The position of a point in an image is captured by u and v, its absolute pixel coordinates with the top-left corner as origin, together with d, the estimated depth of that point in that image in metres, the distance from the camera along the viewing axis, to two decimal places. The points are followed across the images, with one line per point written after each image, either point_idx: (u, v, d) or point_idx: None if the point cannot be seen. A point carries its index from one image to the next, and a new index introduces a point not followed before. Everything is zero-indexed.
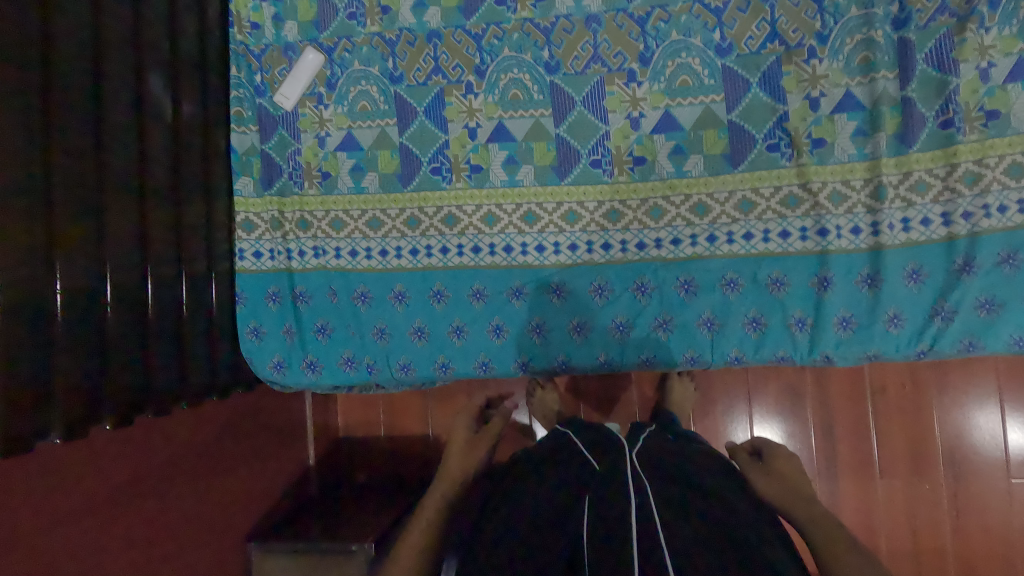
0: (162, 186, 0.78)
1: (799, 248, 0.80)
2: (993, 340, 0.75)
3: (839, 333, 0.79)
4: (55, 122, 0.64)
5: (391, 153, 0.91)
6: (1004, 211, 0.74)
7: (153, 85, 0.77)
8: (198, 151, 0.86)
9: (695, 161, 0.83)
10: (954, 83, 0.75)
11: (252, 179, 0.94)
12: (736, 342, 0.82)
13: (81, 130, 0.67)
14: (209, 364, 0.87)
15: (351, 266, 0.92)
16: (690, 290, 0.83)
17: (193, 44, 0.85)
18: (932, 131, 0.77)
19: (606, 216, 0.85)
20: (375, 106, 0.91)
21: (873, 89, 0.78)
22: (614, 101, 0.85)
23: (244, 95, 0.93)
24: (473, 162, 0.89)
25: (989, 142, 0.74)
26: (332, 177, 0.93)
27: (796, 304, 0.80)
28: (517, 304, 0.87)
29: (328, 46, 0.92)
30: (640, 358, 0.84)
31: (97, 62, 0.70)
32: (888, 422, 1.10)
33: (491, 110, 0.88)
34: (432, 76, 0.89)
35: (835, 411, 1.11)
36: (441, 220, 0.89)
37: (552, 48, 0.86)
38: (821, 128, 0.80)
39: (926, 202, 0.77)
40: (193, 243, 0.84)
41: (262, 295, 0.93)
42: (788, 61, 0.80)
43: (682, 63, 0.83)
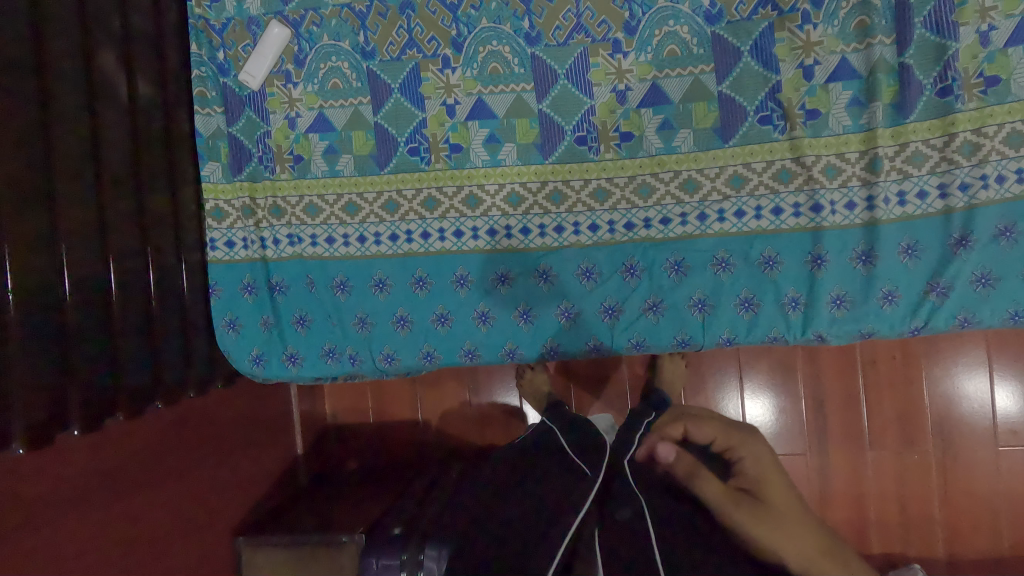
0: (121, 175, 0.74)
1: (792, 225, 0.77)
2: (988, 315, 0.73)
3: (832, 312, 0.77)
4: None
5: (366, 134, 0.86)
6: (1002, 182, 0.71)
7: (104, 66, 0.72)
8: (159, 135, 0.81)
9: (684, 136, 0.79)
10: (954, 48, 0.72)
11: (220, 164, 0.89)
12: (727, 323, 0.79)
13: (23, 118, 0.62)
14: (185, 359, 0.83)
15: (329, 254, 0.88)
16: (680, 270, 0.80)
17: (147, 19, 0.79)
18: (930, 99, 0.73)
19: (592, 195, 0.82)
20: (347, 84, 0.86)
21: (870, 56, 0.75)
22: (598, 73, 0.81)
23: (206, 74, 0.88)
24: (452, 142, 0.85)
25: (988, 111, 0.72)
26: (305, 160, 0.88)
27: (789, 282, 0.78)
28: (503, 289, 0.84)
29: (294, 19, 0.86)
30: (630, 342, 0.82)
31: (39, 42, 0.64)
32: (878, 394, 1.09)
33: (469, 86, 0.83)
34: (406, 51, 0.84)
35: (825, 385, 1.11)
36: (421, 203, 0.86)
37: (532, 18, 0.81)
38: (815, 98, 0.76)
39: (922, 174, 0.74)
40: (159, 234, 0.80)
41: (237, 286, 0.89)
42: (781, 27, 0.76)
43: (670, 31, 0.79)
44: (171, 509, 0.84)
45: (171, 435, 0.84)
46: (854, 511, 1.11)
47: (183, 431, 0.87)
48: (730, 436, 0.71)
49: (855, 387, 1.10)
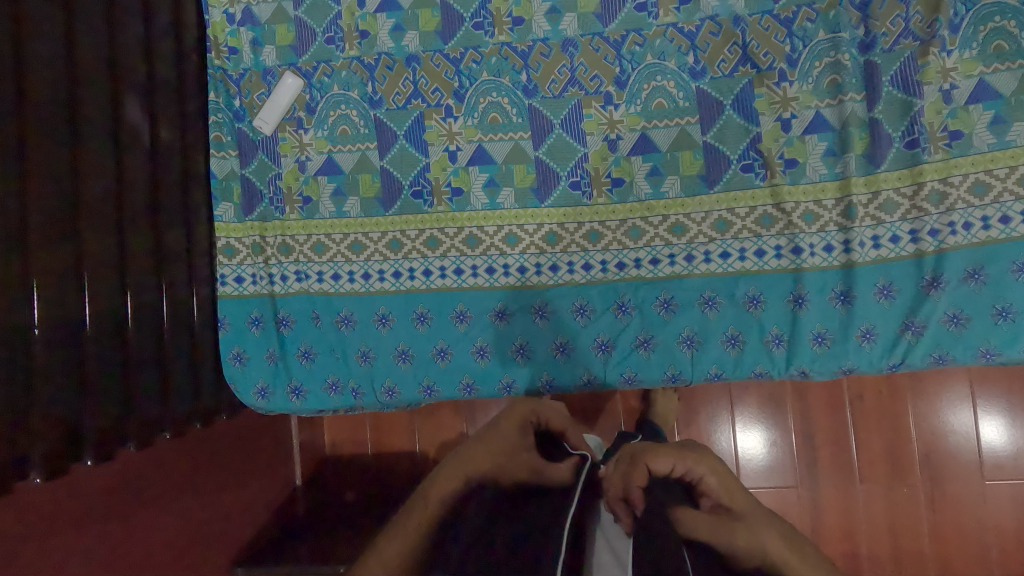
0: (142, 213, 0.78)
1: (774, 267, 0.82)
2: (961, 353, 0.77)
3: (814, 349, 0.81)
4: (29, 155, 0.64)
5: (372, 177, 0.91)
6: (969, 228, 0.76)
7: (131, 113, 0.77)
8: (177, 175, 0.86)
9: (672, 182, 0.85)
10: (919, 105, 0.78)
11: (233, 205, 0.94)
12: (716, 359, 0.83)
13: (55, 161, 0.67)
14: (193, 391, 0.86)
15: (334, 290, 0.92)
16: (669, 308, 0.84)
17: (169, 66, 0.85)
18: (899, 151, 0.79)
19: (586, 237, 0.86)
20: (355, 130, 0.92)
21: (842, 111, 0.81)
22: (591, 123, 0.86)
23: (223, 120, 0.93)
24: (454, 186, 0.90)
25: (953, 162, 0.77)
26: (314, 202, 0.93)
27: (773, 321, 0.82)
28: (500, 325, 0.88)
29: (307, 70, 0.92)
30: (622, 377, 0.85)
31: (74, 92, 0.70)
32: (867, 427, 1.12)
33: (470, 134, 0.89)
34: (411, 101, 0.90)
35: (814, 417, 1.14)
36: (424, 242, 0.90)
37: (529, 72, 0.87)
38: (793, 149, 0.82)
39: (895, 220, 0.79)
40: (174, 269, 0.84)
41: (245, 320, 0.93)
42: (760, 84, 0.82)
43: (657, 86, 0.85)
44: (171, 540, 0.85)
45: (172, 465, 0.86)
46: (847, 544, 1.12)
47: (185, 461, 0.89)
48: (684, 458, 0.75)
49: (844, 420, 1.13)
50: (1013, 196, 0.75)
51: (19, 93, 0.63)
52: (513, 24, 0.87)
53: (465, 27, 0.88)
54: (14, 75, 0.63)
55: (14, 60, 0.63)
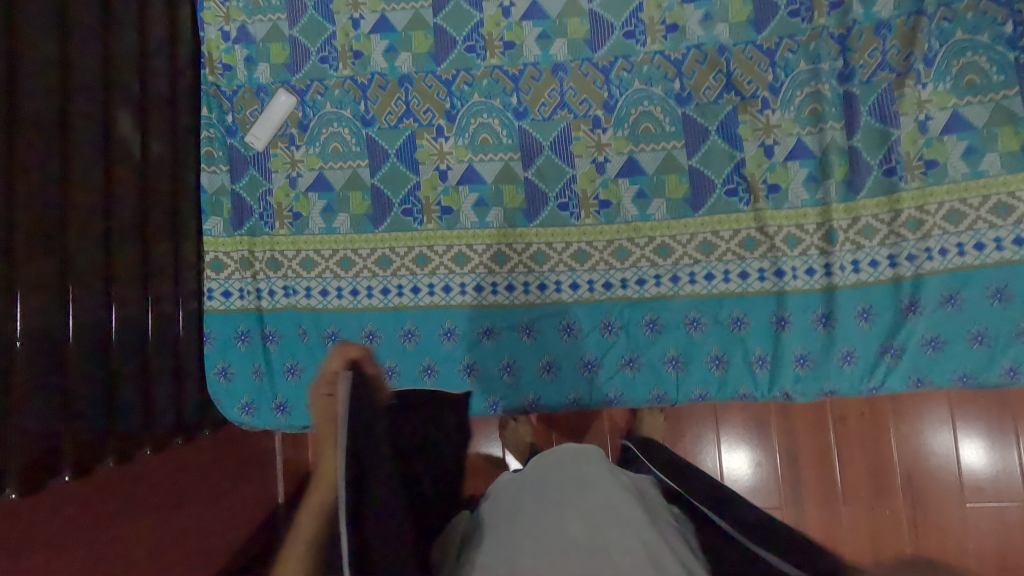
0: (129, 225, 0.78)
1: (757, 289, 0.83)
2: (939, 376, 0.79)
3: (796, 370, 0.82)
4: (18, 162, 0.64)
5: (363, 194, 0.92)
6: (944, 254, 0.79)
7: (122, 127, 0.77)
8: (166, 189, 0.86)
9: (658, 205, 0.86)
10: (895, 135, 0.81)
11: (222, 219, 0.94)
12: (700, 380, 0.84)
13: (43, 172, 0.67)
14: (175, 406, 0.85)
15: (322, 306, 0.92)
16: (655, 329, 0.85)
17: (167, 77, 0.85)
18: (877, 178, 0.82)
19: (573, 256, 0.87)
20: (347, 148, 0.92)
21: (822, 139, 0.83)
22: (580, 145, 0.88)
23: (215, 135, 0.94)
24: (444, 205, 0.90)
25: (929, 190, 0.80)
26: (304, 218, 0.93)
27: (756, 343, 0.83)
28: (488, 343, 0.88)
29: (300, 88, 0.93)
30: (609, 396, 0.86)
31: (66, 105, 0.70)
32: (849, 448, 1.13)
33: (461, 153, 0.90)
34: (403, 120, 0.91)
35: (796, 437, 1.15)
36: (413, 259, 0.91)
37: (520, 95, 0.89)
38: (776, 174, 0.84)
39: (874, 245, 0.81)
40: (159, 282, 0.83)
41: (231, 334, 0.93)
42: (743, 111, 0.85)
43: (645, 110, 0.87)
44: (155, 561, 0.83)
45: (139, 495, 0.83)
46: None
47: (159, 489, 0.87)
48: None
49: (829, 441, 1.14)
50: (986, 224, 0.78)
51: (11, 102, 0.64)
52: (505, 49, 0.89)
53: (458, 50, 0.90)
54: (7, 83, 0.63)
55: (7, 68, 0.63)
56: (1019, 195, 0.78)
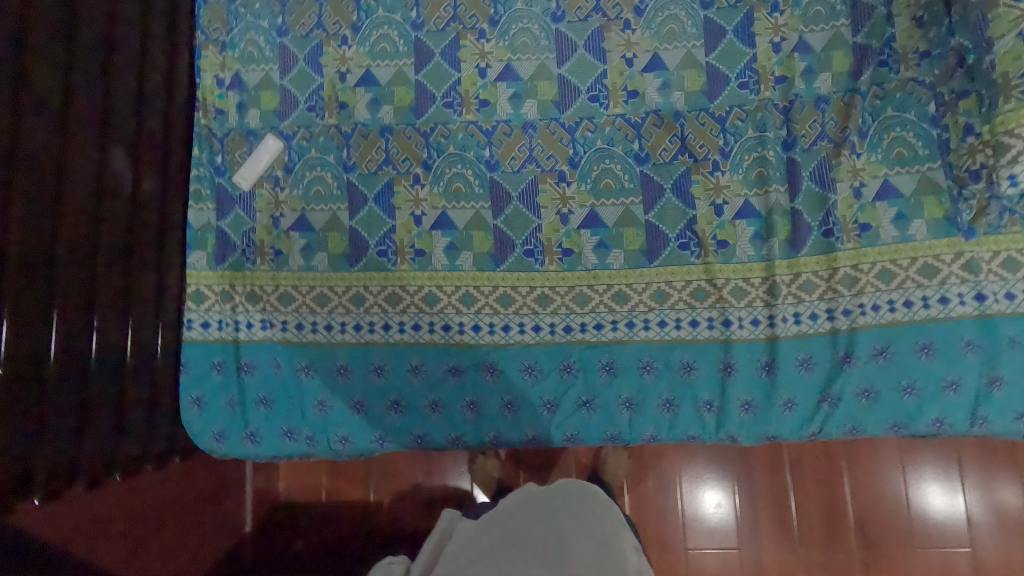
0: (116, 256, 0.83)
1: (706, 336, 0.89)
2: (873, 423, 0.85)
3: (742, 415, 0.87)
4: (15, 192, 0.69)
5: (341, 235, 0.98)
6: (876, 309, 0.86)
7: (117, 165, 0.83)
8: (154, 224, 0.91)
9: (617, 255, 0.92)
10: (833, 199, 0.89)
11: (205, 253, 0.98)
12: (652, 421, 0.89)
13: (39, 202, 0.72)
14: (146, 433, 0.88)
15: (297, 339, 0.96)
16: (611, 371, 0.90)
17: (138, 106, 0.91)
18: (817, 238, 0.89)
19: (537, 300, 0.93)
20: (329, 191, 0.98)
21: (767, 200, 0.91)
22: (546, 197, 0.94)
23: (203, 174, 0.99)
24: (417, 247, 0.96)
25: (863, 251, 0.87)
26: (284, 255, 0.98)
27: (704, 387, 0.88)
28: (454, 380, 0.93)
29: (287, 133, 1.00)
30: (566, 435, 0.90)
31: (64, 145, 0.76)
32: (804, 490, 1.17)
33: (435, 201, 0.96)
34: (383, 167, 0.98)
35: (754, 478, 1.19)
36: (385, 298, 0.95)
37: (492, 149, 0.96)
38: (725, 231, 0.91)
39: (813, 299, 0.88)
40: (141, 312, 0.88)
41: (207, 364, 0.96)
42: (696, 171, 0.92)
43: (606, 167, 0.94)
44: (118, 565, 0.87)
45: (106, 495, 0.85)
46: None
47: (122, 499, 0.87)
48: None
49: (785, 482, 1.18)
50: (913, 283, 0.86)
51: (13, 140, 0.70)
52: (480, 106, 0.97)
53: (436, 105, 0.98)
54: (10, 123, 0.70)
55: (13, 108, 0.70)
56: (942, 258, 0.85)
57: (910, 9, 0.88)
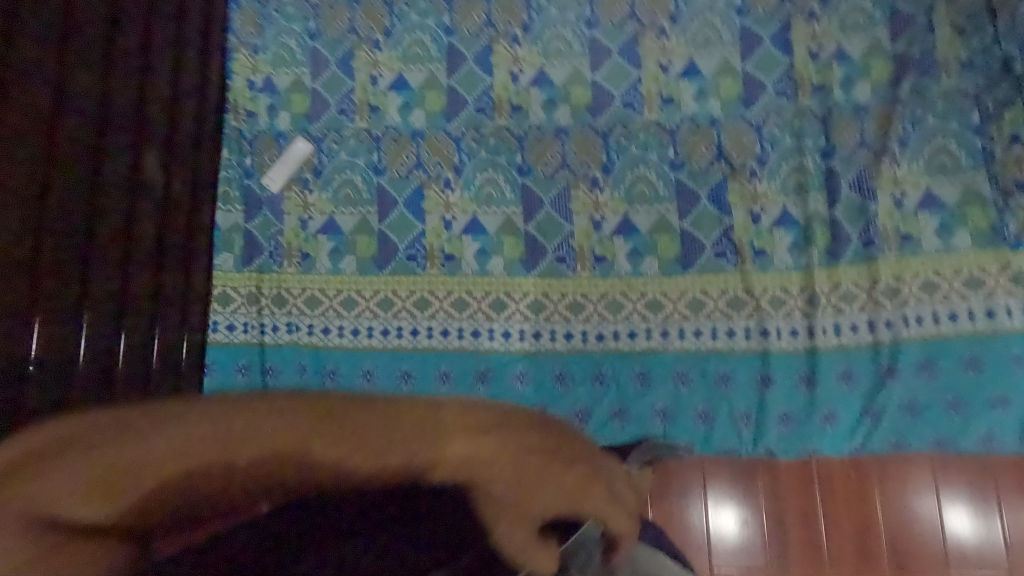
0: (148, 255, 0.82)
1: (743, 346, 0.87)
2: (917, 439, 0.82)
3: (781, 428, 0.85)
4: (54, 185, 0.70)
5: (370, 238, 0.96)
6: (920, 322, 0.84)
7: (150, 164, 0.83)
8: (183, 225, 0.90)
9: (651, 263, 0.91)
10: (873, 209, 0.87)
11: (232, 255, 0.96)
12: (687, 434, 0.86)
13: (75, 196, 0.72)
14: None
15: (323, 343, 0.94)
16: (644, 381, 0.88)
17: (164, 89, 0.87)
18: (857, 248, 0.87)
19: (568, 307, 0.91)
20: (358, 195, 0.97)
21: (806, 209, 0.89)
22: (578, 204, 0.93)
23: (232, 175, 0.98)
24: (447, 252, 0.95)
25: (905, 262, 0.85)
26: (312, 258, 0.97)
27: (741, 399, 0.86)
28: (483, 387, 0.90)
29: (317, 136, 0.99)
30: (598, 446, 0.88)
31: (101, 142, 0.76)
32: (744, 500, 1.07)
33: (466, 205, 0.95)
34: (413, 171, 0.97)
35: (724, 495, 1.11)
36: (414, 303, 0.94)
37: (524, 154, 0.95)
38: (763, 240, 0.89)
39: (854, 310, 0.85)
40: (170, 313, 0.87)
41: (231, 368, 0.93)
42: (732, 179, 0.91)
43: (640, 174, 0.92)
44: None
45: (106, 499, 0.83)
46: None
47: None
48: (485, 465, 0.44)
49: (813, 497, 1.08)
50: (959, 295, 0.83)
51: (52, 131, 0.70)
52: (512, 111, 0.96)
53: (468, 110, 0.97)
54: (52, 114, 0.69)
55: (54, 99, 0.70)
56: (988, 270, 0.83)
57: (951, 19, 0.87)
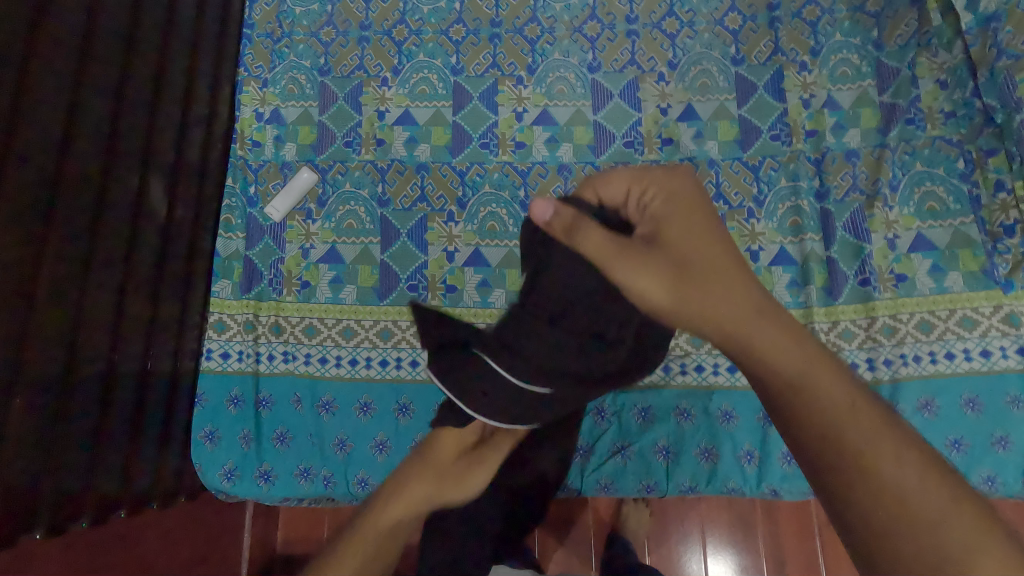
0: (144, 285, 0.82)
1: (744, 383, 0.87)
2: None
3: (784, 467, 0.84)
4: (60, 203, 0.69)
5: (372, 268, 0.96)
6: (918, 360, 0.85)
7: (154, 191, 0.84)
8: (182, 255, 0.90)
9: None
10: (868, 249, 0.89)
11: (231, 282, 0.96)
12: (690, 472, 0.85)
13: (75, 210, 0.71)
14: (157, 467, 0.84)
15: (320, 373, 0.93)
16: (647, 418, 0.87)
17: (177, 115, 0.88)
18: (853, 286, 0.89)
19: None
20: (361, 225, 0.98)
21: (803, 248, 0.91)
22: None
23: (235, 204, 0.99)
24: (449, 283, 0.95)
25: (901, 301, 0.87)
26: (312, 286, 0.96)
27: (744, 437, 0.85)
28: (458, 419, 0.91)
29: (323, 167, 1.00)
30: (598, 483, 0.86)
31: (108, 163, 0.76)
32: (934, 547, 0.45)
33: (469, 238, 0.96)
34: (417, 203, 0.98)
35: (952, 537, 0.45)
36: (414, 333, 0.94)
37: (527, 189, 0.97)
38: (762, 277, 0.91)
39: (853, 348, 0.87)
40: (161, 342, 0.85)
41: (223, 398, 0.92)
42: (731, 218, 0.93)
43: None
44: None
45: None
46: None
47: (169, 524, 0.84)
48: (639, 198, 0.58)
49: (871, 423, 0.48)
50: (955, 334, 0.85)
51: (63, 143, 0.70)
52: (516, 147, 0.99)
53: (473, 145, 1.00)
54: (63, 131, 0.70)
55: (66, 120, 0.70)
56: (981, 311, 0.85)
57: (933, 73, 0.92)
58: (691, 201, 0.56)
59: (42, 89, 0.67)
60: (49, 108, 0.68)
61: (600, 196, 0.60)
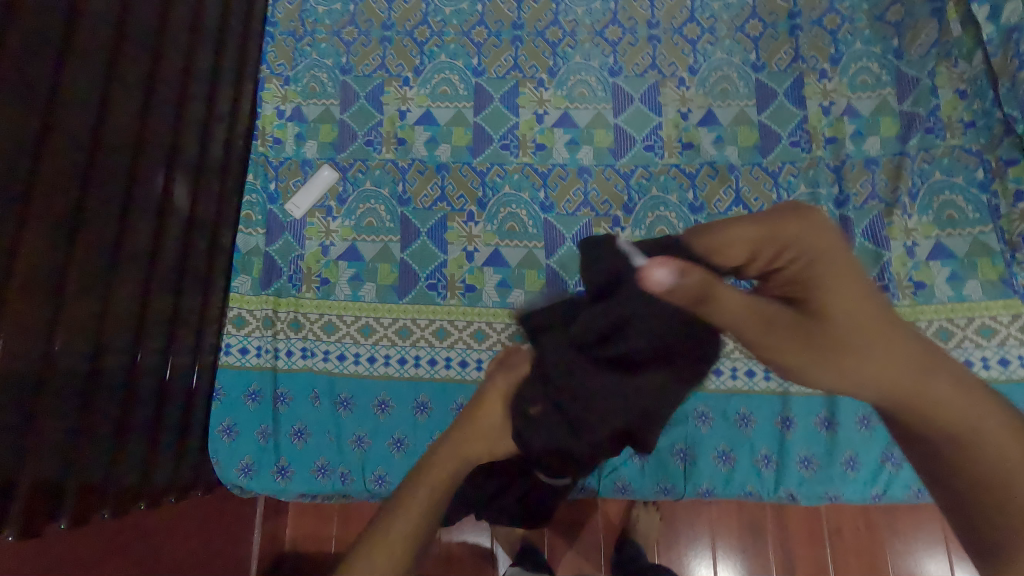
0: (168, 278, 0.82)
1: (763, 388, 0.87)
2: None
3: (802, 472, 0.84)
4: (92, 193, 0.69)
5: (391, 267, 0.97)
6: None
7: (180, 185, 0.84)
8: (204, 250, 0.90)
9: None
10: (887, 256, 0.90)
11: (250, 278, 0.97)
12: (709, 476, 0.85)
13: (105, 200, 0.71)
14: (175, 460, 0.84)
15: (338, 370, 0.93)
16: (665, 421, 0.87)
17: (202, 111, 0.89)
18: None
19: None
20: (381, 224, 0.98)
21: None
22: None
23: (255, 200, 0.99)
24: (468, 282, 0.95)
25: (919, 308, 0.87)
26: (331, 283, 0.97)
27: (762, 441, 0.85)
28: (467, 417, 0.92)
29: (344, 165, 1.01)
30: (616, 485, 0.86)
31: (138, 155, 0.77)
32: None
33: (489, 238, 0.97)
34: (437, 203, 0.99)
35: None
36: (432, 332, 0.94)
37: (547, 190, 0.98)
38: None
39: None
40: (182, 336, 0.86)
41: (240, 393, 0.92)
42: None
43: (660, 215, 0.95)
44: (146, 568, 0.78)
45: None
46: None
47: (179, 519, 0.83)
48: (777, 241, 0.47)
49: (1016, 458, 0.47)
50: (973, 343, 0.85)
51: (97, 132, 0.70)
52: (536, 149, 1.00)
53: (494, 146, 1.00)
54: (97, 121, 0.70)
55: (99, 110, 0.70)
56: (1000, 319, 0.85)
57: (953, 83, 0.93)
58: (839, 263, 0.46)
59: (78, 78, 0.67)
60: (85, 97, 0.68)
61: (719, 251, 0.50)
